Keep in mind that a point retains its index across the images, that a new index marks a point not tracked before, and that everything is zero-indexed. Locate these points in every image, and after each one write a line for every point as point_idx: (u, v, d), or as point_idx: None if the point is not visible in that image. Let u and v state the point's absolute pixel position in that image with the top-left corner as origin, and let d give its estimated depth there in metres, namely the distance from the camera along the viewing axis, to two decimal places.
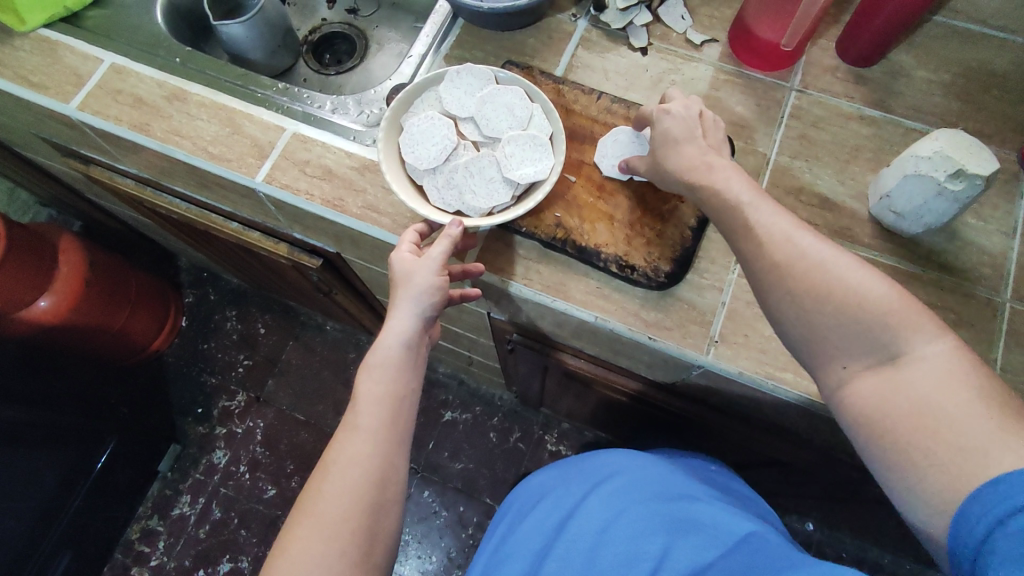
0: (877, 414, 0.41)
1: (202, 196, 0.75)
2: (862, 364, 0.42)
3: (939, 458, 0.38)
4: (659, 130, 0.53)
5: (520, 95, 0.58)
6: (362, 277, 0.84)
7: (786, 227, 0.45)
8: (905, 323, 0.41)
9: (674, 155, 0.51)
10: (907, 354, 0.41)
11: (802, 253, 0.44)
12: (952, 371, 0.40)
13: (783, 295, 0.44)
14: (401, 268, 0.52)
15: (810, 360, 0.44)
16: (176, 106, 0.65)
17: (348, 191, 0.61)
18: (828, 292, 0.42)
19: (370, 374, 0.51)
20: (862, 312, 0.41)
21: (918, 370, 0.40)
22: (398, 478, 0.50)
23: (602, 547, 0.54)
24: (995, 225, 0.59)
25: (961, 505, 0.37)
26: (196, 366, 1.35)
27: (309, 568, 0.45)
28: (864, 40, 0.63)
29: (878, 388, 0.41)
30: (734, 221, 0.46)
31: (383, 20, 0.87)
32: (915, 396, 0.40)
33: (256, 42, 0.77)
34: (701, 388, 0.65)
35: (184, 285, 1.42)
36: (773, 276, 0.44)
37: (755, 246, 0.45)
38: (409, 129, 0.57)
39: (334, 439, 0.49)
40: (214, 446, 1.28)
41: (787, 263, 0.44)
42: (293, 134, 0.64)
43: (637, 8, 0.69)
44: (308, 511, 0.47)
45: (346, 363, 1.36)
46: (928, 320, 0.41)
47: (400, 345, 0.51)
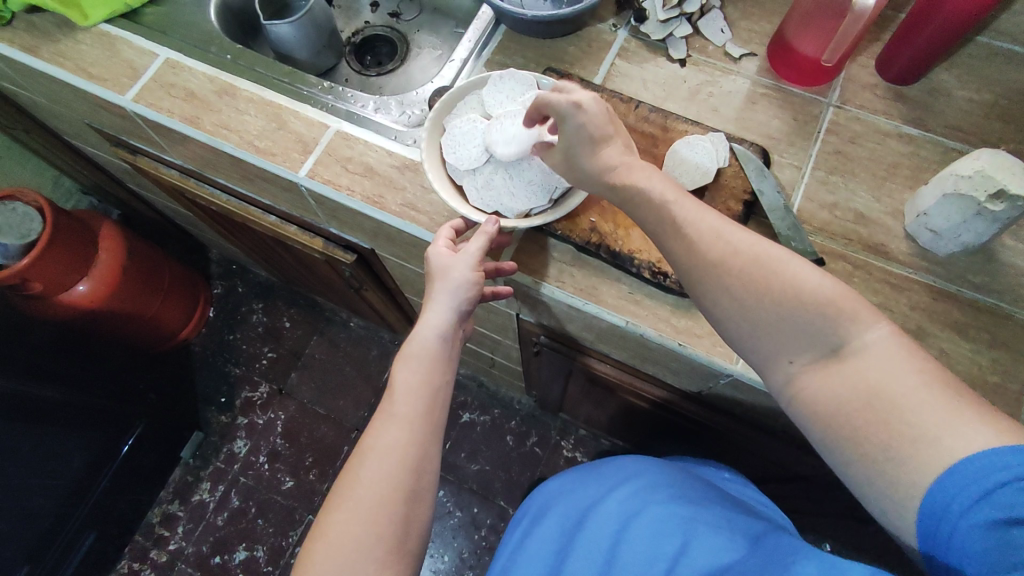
0: (831, 408, 0.40)
1: (243, 188, 0.78)
2: (806, 359, 0.41)
3: (897, 450, 0.37)
4: (574, 126, 0.49)
5: None
6: (393, 274, 0.85)
7: (714, 225, 0.45)
8: (839, 311, 0.40)
9: (586, 155, 0.50)
10: (846, 345, 0.40)
11: (733, 253, 0.44)
12: (898, 357, 0.39)
13: (721, 292, 0.44)
14: (438, 262, 0.53)
15: (760, 360, 0.44)
16: (226, 101, 0.68)
17: (388, 189, 0.63)
18: (764, 290, 0.42)
19: (406, 365, 0.52)
20: (794, 305, 0.41)
21: (863, 360, 0.39)
22: (431, 467, 0.51)
23: (623, 545, 0.54)
24: None
25: (928, 495, 0.37)
26: (221, 357, 1.37)
27: (348, 552, 0.46)
28: (904, 59, 0.63)
29: (824, 382, 0.41)
30: (659, 221, 0.47)
31: (424, 25, 0.89)
32: (865, 385, 0.39)
33: (302, 42, 0.79)
34: (727, 398, 0.65)
35: (213, 276, 1.45)
36: (712, 282, 0.44)
37: (685, 247, 0.46)
38: (451, 130, 0.58)
39: (369, 429, 0.51)
40: (236, 435, 1.31)
41: (718, 264, 0.44)
42: (337, 131, 0.66)
43: (677, 20, 0.70)
44: (345, 498, 0.48)
45: (368, 359, 1.38)
46: (864, 306, 0.41)
47: (436, 338, 0.52)
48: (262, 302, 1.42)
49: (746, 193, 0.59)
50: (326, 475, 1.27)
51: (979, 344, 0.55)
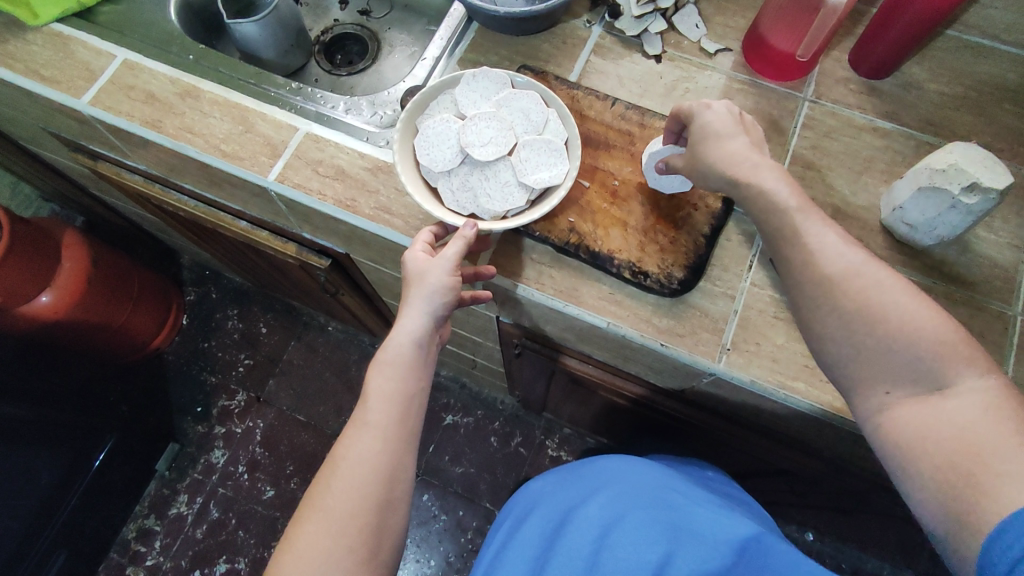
0: (919, 440, 0.40)
1: (211, 194, 0.75)
2: (905, 391, 0.42)
3: (980, 488, 0.37)
4: (700, 124, 0.50)
5: (536, 99, 0.58)
6: (369, 278, 0.83)
7: (835, 241, 0.44)
8: (954, 354, 0.41)
9: (714, 150, 0.49)
10: (952, 386, 0.40)
11: (856, 272, 0.43)
12: (1000, 407, 0.39)
13: (828, 312, 0.43)
14: (414, 266, 0.52)
15: (848, 385, 0.44)
16: (189, 103, 0.65)
17: (361, 192, 0.61)
18: (880, 314, 0.42)
19: (381, 371, 0.50)
20: (909, 338, 0.41)
21: (961, 402, 0.40)
22: (405, 476, 0.49)
23: (605, 552, 0.53)
24: (1006, 239, 0.59)
25: (997, 533, 0.36)
26: (196, 365, 1.34)
27: (317, 564, 0.44)
28: (877, 53, 0.64)
29: (918, 415, 0.41)
30: (782, 224, 0.45)
31: (396, 23, 0.87)
32: (958, 425, 0.39)
33: (269, 42, 0.77)
34: (709, 396, 0.65)
35: (185, 283, 1.41)
36: (823, 294, 0.43)
37: (803, 257, 0.44)
38: (424, 131, 0.57)
39: (343, 436, 0.49)
40: (213, 445, 1.27)
41: (839, 281, 0.43)
42: (307, 133, 0.64)
43: (652, 16, 0.69)
44: (315, 508, 0.46)
45: (348, 364, 1.35)
46: (979, 355, 0.41)
47: (412, 343, 0.51)
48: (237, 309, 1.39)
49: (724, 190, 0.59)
50: (308, 483, 1.25)
51: None
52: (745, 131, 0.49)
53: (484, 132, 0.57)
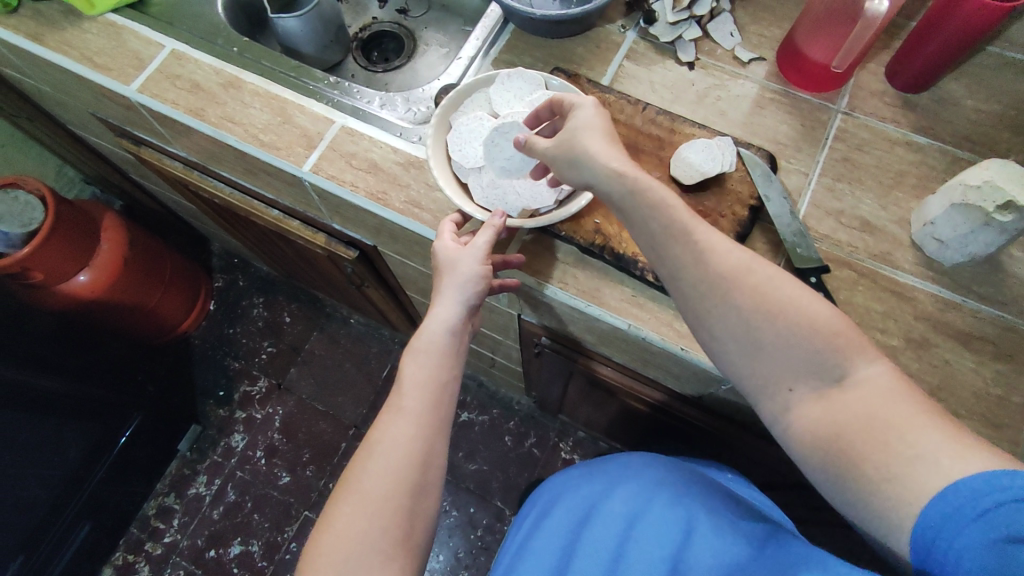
0: (830, 434, 0.41)
1: (247, 182, 0.77)
2: (807, 387, 0.43)
3: (895, 473, 0.38)
4: (579, 115, 0.51)
5: None
6: (395, 272, 0.85)
7: (720, 242, 0.46)
8: (846, 344, 0.42)
9: (593, 141, 0.49)
10: (849, 375, 0.41)
11: (745, 269, 0.45)
12: (896, 389, 0.40)
13: (726, 306, 0.45)
14: (444, 255, 0.53)
15: (756, 389, 0.45)
16: (231, 94, 0.67)
17: (392, 186, 0.63)
18: (771, 309, 0.44)
19: (415, 359, 0.52)
20: (801, 333, 0.43)
21: (860, 391, 0.41)
22: (437, 461, 0.50)
23: (631, 544, 0.55)
24: None
25: (921, 518, 0.36)
26: (221, 350, 1.37)
27: (353, 544, 0.46)
28: (914, 67, 0.63)
29: (825, 409, 0.42)
30: (669, 222, 0.46)
31: (432, 22, 0.88)
32: (860, 414, 0.40)
33: (309, 37, 0.79)
34: (728, 403, 0.65)
35: (214, 269, 1.45)
36: (716, 294, 0.45)
37: (693, 255, 0.46)
38: (457, 128, 0.58)
39: (377, 421, 0.50)
40: (234, 429, 1.30)
41: (729, 279, 0.45)
42: (342, 127, 0.65)
43: (687, 23, 0.69)
44: (351, 490, 0.47)
45: (368, 356, 1.37)
46: (867, 344, 0.43)
47: (445, 331, 0.52)
48: (263, 297, 1.42)
49: (752, 199, 0.59)
50: (323, 471, 1.27)
51: (983, 355, 0.55)
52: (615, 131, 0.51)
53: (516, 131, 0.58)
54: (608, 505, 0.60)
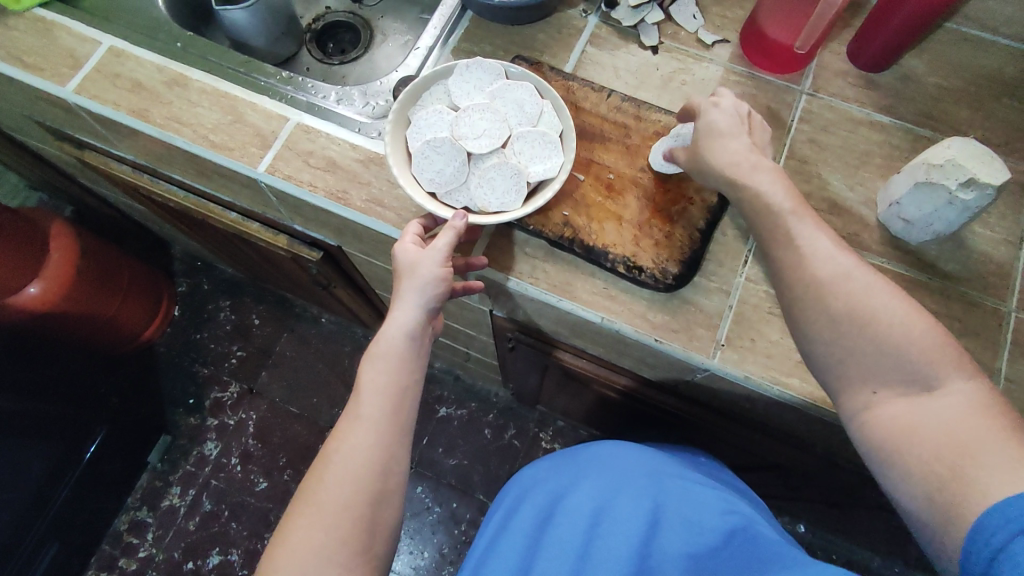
0: (908, 437, 0.41)
1: (200, 184, 0.74)
2: (892, 392, 0.43)
3: (964, 475, 0.39)
4: (706, 121, 0.52)
5: (530, 91, 0.57)
6: (362, 271, 0.82)
7: (827, 244, 0.46)
8: (946, 359, 0.42)
9: (718, 148, 0.51)
10: (940, 386, 0.42)
11: (844, 276, 0.44)
12: (983, 406, 0.41)
13: (823, 309, 0.44)
14: (403, 257, 0.51)
15: (836, 384, 0.45)
16: (177, 92, 0.64)
17: (353, 184, 0.60)
18: (872, 316, 0.43)
19: (373, 364, 0.50)
20: (899, 340, 0.43)
21: (949, 401, 0.41)
22: (399, 468, 0.49)
23: (598, 541, 0.54)
24: (1002, 234, 0.59)
25: (979, 523, 0.37)
26: (187, 357, 1.33)
27: (311, 557, 0.44)
28: (876, 46, 0.63)
29: (907, 411, 0.42)
30: (775, 227, 0.47)
31: (389, 11, 0.85)
32: (945, 422, 0.41)
33: (258, 30, 0.75)
34: (703, 390, 0.65)
35: (176, 273, 1.40)
36: (811, 297, 0.45)
37: (796, 260, 0.46)
38: (417, 122, 0.56)
39: (336, 428, 0.49)
40: (206, 437, 1.27)
41: (829, 284, 0.44)
42: (297, 124, 0.63)
43: (649, 6, 0.68)
44: (309, 501, 0.46)
45: (341, 356, 1.35)
46: (964, 358, 0.43)
47: (405, 336, 0.50)
48: (229, 300, 1.38)
49: None
50: (301, 475, 1.24)
51: (950, 332, 0.55)
52: (748, 131, 0.51)
53: (478, 123, 0.56)
54: (572, 499, 0.59)
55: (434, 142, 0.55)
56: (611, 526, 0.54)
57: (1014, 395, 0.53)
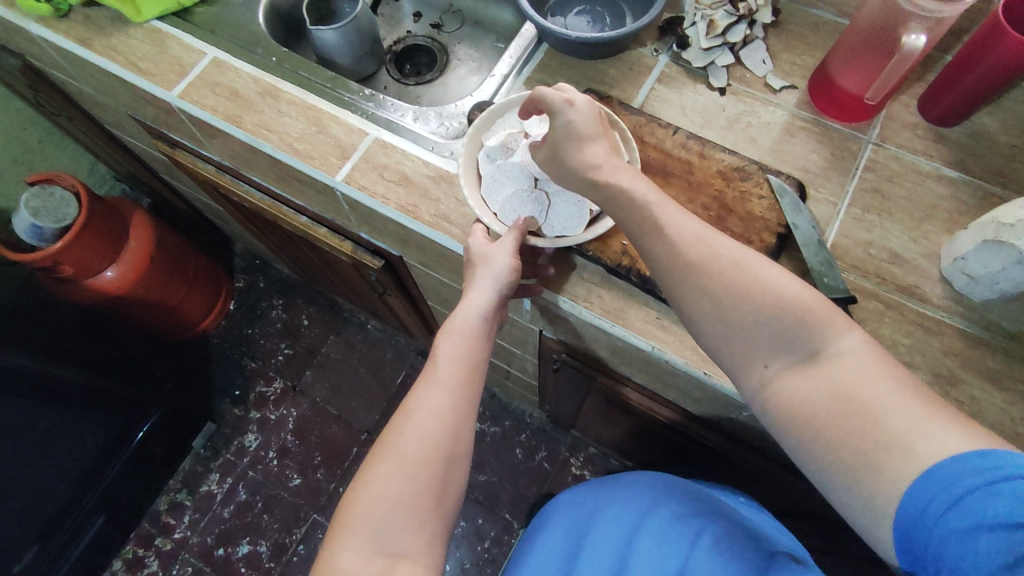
0: (812, 411, 0.43)
1: (278, 188, 0.79)
2: (785, 363, 0.44)
3: (873, 447, 0.40)
4: (564, 122, 0.53)
5: None
6: (418, 282, 0.85)
7: (690, 231, 0.48)
8: (824, 321, 0.43)
9: (575, 151, 0.53)
10: (825, 350, 0.43)
11: (714, 256, 0.46)
12: (874, 362, 0.42)
13: (697, 294, 0.46)
14: (477, 243, 0.55)
15: (734, 366, 0.47)
16: (269, 102, 0.69)
17: (422, 199, 0.63)
18: (745, 293, 0.45)
19: (449, 337, 0.53)
20: (778, 311, 0.44)
21: (840, 363, 0.42)
22: (468, 434, 0.51)
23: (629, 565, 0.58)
24: None
25: (907, 497, 0.39)
26: (238, 350, 1.39)
27: (388, 505, 0.46)
28: (949, 99, 0.63)
29: (803, 385, 0.43)
30: (638, 219, 0.49)
31: (465, 38, 0.90)
32: (843, 382, 0.42)
33: (345, 49, 0.80)
34: (747, 428, 0.65)
35: (236, 270, 1.47)
36: (687, 284, 0.47)
37: (667, 251, 0.48)
38: (489, 146, 0.59)
39: (411, 390, 0.51)
40: (248, 429, 1.31)
41: (699, 268, 0.46)
42: (376, 139, 0.67)
43: (721, 50, 0.70)
44: (387, 455, 0.48)
45: (382, 362, 1.38)
46: (841, 315, 0.44)
47: (479, 315, 0.53)
48: (282, 299, 1.44)
49: (780, 226, 0.59)
50: (334, 475, 1.27)
51: (1012, 393, 0.54)
52: (603, 132, 0.53)
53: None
54: (601, 526, 0.63)
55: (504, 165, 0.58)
56: (641, 549, 0.58)
57: None
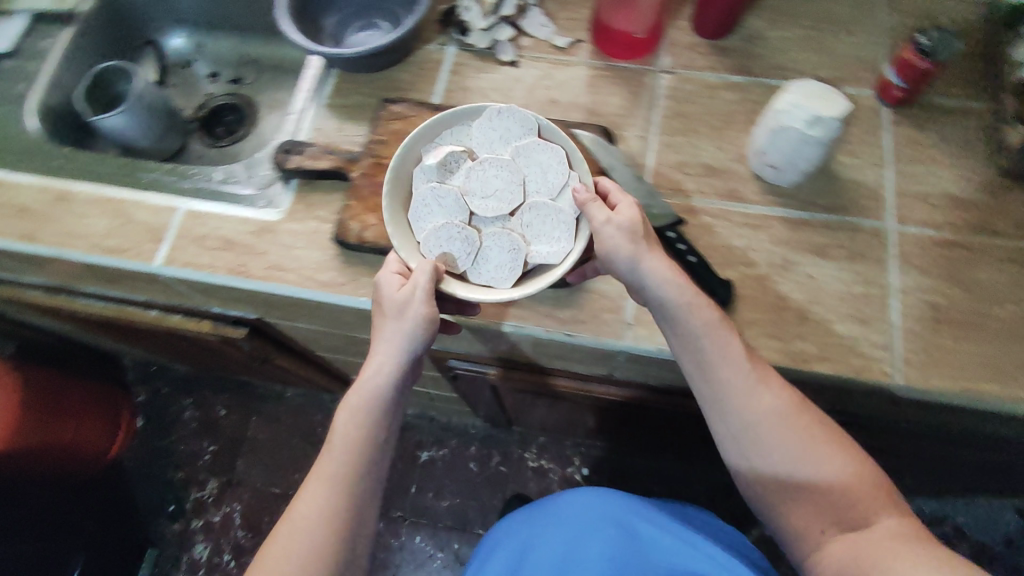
0: (852, 567, 0.48)
1: (113, 291, 0.74)
2: (832, 530, 0.50)
3: None
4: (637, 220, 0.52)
5: (559, 156, 0.56)
6: (295, 337, 0.83)
7: (773, 388, 0.51)
8: (865, 498, 0.50)
9: (659, 266, 0.51)
10: (870, 525, 0.49)
11: (784, 415, 0.51)
12: (904, 539, 0.48)
13: (771, 448, 0.51)
14: (393, 295, 0.53)
15: (788, 527, 0.53)
16: (64, 208, 0.64)
17: (250, 256, 0.62)
18: (802, 451, 0.51)
19: (348, 413, 0.54)
20: (826, 482, 0.51)
21: (874, 534, 0.49)
22: (361, 529, 0.54)
23: None
24: (867, 159, 0.63)
25: None
26: (160, 463, 1.31)
27: None
28: (715, 13, 0.66)
29: (847, 549, 0.49)
30: (727, 344, 0.51)
31: (267, 83, 0.90)
32: (875, 553, 0.48)
33: (142, 130, 0.77)
34: (636, 374, 0.66)
35: (131, 383, 1.38)
36: (760, 436, 0.52)
37: (750, 392, 0.51)
38: (425, 170, 0.57)
39: (302, 486, 0.54)
40: (194, 540, 1.25)
41: (766, 423, 0.51)
42: (186, 210, 0.64)
43: (499, 26, 0.71)
44: (271, 553, 0.52)
45: (313, 425, 1.34)
46: (881, 496, 0.51)
47: (382, 383, 0.54)
48: (190, 397, 1.37)
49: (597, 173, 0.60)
50: None
51: (840, 259, 0.58)
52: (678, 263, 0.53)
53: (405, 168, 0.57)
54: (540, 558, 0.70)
55: (350, 196, 0.56)
56: None
57: (908, 306, 0.57)
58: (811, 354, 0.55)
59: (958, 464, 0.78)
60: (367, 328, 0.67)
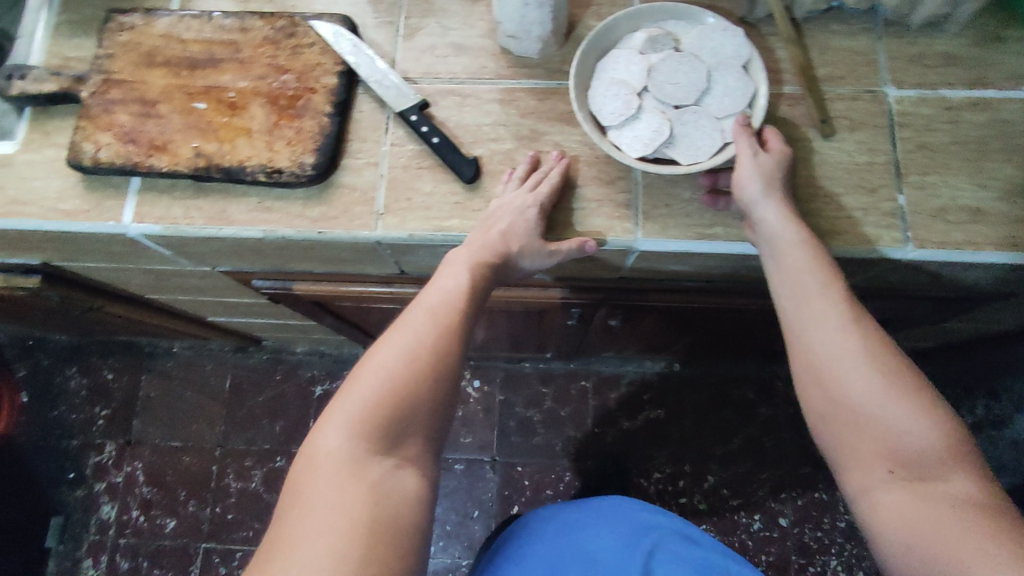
0: (913, 526, 0.42)
1: (36, 258, 0.67)
2: (903, 473, 0.44)
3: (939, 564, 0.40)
4: (777, 159, 0.51)
5: (744, 86, 0.53)
6: (240, 283, 0.73)
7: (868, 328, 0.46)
8: (947, 456, 0.43)
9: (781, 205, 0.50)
10: (944, 480, 0.43)
11: (887, 344, 0.46)
12: (979, 508, 0.41)
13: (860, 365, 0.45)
14: (787, 234, 0.49)
15: (850, 467, 0.46)
16: (6, 174, 0.57)
17: (229, 200, 0.56)
18: (894, 387, 0.44)
19: (448, 270, 0.51)
20: (906, 424, 0.44)
21: (943, 490, 0.43)
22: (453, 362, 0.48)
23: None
24: (857, 25, 0.59)
25: None
26: (52, 436, 1.26)
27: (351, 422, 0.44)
28: None
29: (908, 504, 0.43)
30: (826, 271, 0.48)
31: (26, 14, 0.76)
32: (943, 508, 0.42)
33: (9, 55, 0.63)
34: (638, 273, 0.63)
35: (11, 362, 1.30)
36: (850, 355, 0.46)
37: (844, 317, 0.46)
38: (634, 41, 0.54)
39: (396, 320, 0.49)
40: (100, 501, 1.22)
41: (862, 347, 0.45)
42: (128, 149, 0.55)
43: None
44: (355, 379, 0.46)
45: (205, 376, 1.30)
46: (967, 456, 0.44)
47: (491, 238, 0.51)
48: (112, 363, 1.30)
49: None
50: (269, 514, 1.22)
51: (842, 130, 0.57)
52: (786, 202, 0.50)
53: (683, 74, 0.53)
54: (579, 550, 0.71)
55: (633, 55, 0.54)
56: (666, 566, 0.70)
57: (909, 169, 0.56)
58: (825, 231, 0.55)
59: (909, 328, 0.84)
60: (360, 261, 0.63)
